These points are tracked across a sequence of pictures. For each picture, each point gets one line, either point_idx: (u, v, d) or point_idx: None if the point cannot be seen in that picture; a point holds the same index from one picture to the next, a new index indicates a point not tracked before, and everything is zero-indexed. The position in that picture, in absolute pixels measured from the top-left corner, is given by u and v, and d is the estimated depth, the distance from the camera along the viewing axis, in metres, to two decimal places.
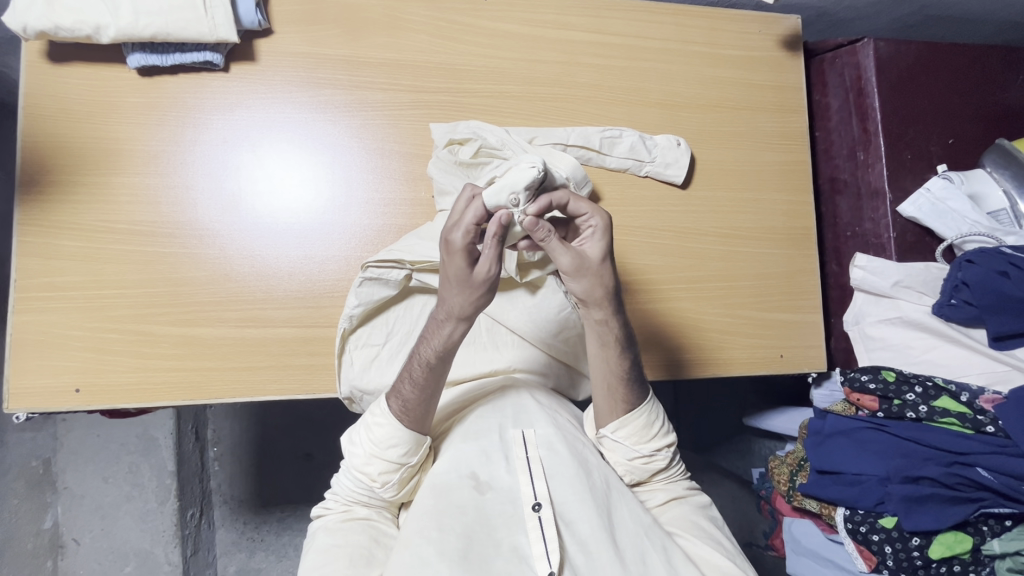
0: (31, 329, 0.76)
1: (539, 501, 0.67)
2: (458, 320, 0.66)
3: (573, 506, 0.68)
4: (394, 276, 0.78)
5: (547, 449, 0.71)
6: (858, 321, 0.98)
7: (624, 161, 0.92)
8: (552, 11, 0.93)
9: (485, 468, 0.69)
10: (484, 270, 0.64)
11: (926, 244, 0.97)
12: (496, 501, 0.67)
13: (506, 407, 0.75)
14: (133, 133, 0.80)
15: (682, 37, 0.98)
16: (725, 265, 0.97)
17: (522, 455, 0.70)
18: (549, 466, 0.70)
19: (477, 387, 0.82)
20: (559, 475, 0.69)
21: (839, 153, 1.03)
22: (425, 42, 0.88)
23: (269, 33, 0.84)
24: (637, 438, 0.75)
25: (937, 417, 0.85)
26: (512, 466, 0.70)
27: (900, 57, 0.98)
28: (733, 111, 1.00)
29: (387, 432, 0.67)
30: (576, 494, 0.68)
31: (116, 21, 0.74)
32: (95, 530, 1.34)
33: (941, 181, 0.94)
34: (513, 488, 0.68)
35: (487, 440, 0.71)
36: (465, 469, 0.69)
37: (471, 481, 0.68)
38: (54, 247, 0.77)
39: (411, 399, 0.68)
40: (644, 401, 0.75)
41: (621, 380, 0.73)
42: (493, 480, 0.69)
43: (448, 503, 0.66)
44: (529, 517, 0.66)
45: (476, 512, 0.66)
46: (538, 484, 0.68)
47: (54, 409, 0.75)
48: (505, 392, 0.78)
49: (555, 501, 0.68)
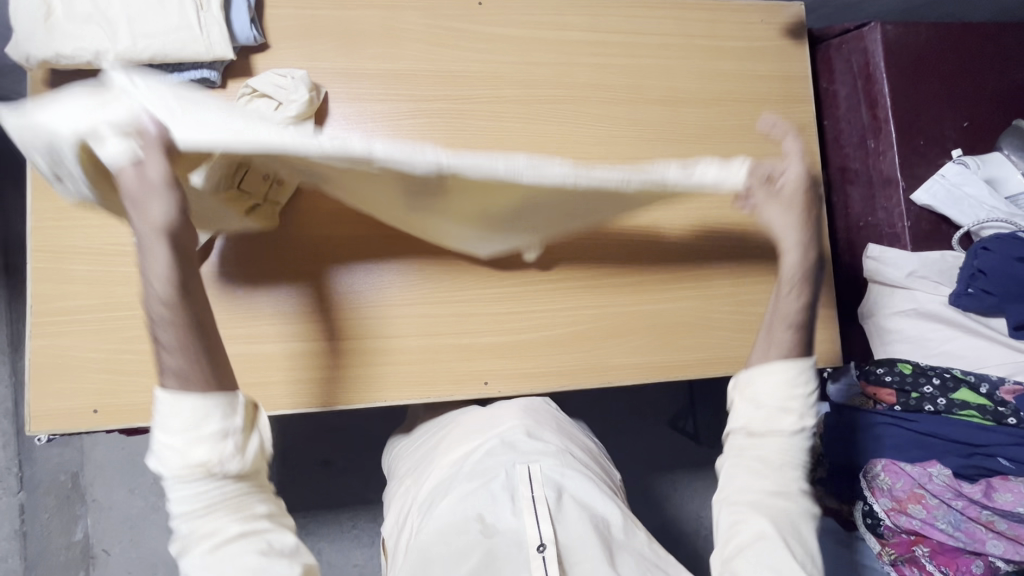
0: (48, 354, 0.77)
1: (544, 542, 0.65)
2: (162, 227, 0.55)
3: (577, 548, 0.66)
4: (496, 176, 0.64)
5: (552, 489, 0.70)
6: (872, 314, 0.95)
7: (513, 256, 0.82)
8: (547, 12, 0.92)
9: (492, 510, 0.69)
10: (154, 170, 0.54)
11: (943, 232, 0.93)
12: (503, 545, 0.66)
13: (512, 445, 0.75)
14: None
15: (683, 31, 0.96)
16: (733, 262, 0.95)
17: (528, 495, 0.69)
18: (555, 509, 0.68)
19: (486, 421, 0.81)
20: (566, 518, 0.68)
21: (849, 142, 1.00)
22: (422, 50, 0.88)
23: (265, 47, 0.84)
24: (764, 468, 0.68)
25: (957, 410, 0.83)
26: (519, 506, 0.68)
27: (909, 41, 0.95)
28: (737, 104, 0.98)
29: (193, 409, 0.56)
30: (582, 535, 0.67)
31: (116, 46, 0.74)
32: (125, 540, 1.37)
33: (956, 167, 0.92)
34: (519, 530, 0.67)
35: (494, 481, 0.71)
36: (471, 511, 0.69)
37: (476, 523, 0.68)
38: (65, 272, 0.78)
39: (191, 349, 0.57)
40: (808, 358, 0.70)
41: (793, 319, 0.72)
42: (499, 523, 0.68)
43: (451, 547, 0.66)
44: (534, 557, 0.64)
45: (482, 556, 0.64)
46: (544, 525, 0.66)
47: (73, 430, 0.77)
48: (508, 432, 0.77)
49: (560, 541, 0.66)
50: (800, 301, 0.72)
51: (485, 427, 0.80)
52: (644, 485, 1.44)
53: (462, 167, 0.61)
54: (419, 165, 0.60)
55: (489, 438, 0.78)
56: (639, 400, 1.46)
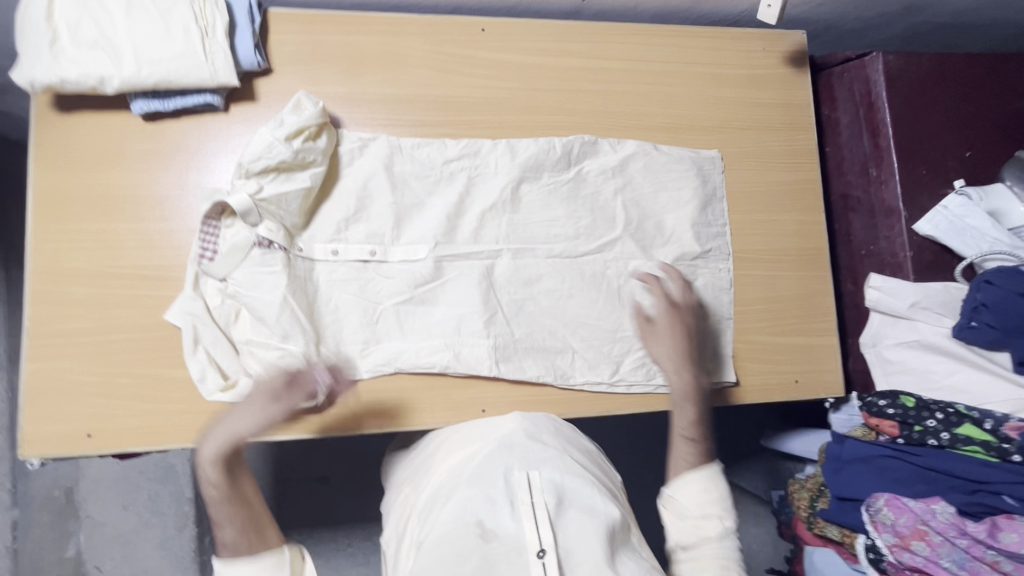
0: (43, 377, 0.77)
1: (544, 547, 0.63)
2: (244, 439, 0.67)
3: (578, 551, 0.64)
4: (548, 381, 0.86)
5: (553, 494, 0.68)
6: (874, 343, 0.94)
7: (541, 370, 0.86)
8: (550, 39, 0.93)
9: (491, 515, 0.66)
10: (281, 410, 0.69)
11: (946, 263, 0.93)
12: (501, 550, 0.63)
13: (511, 449, 0.73)
14: (139, 180, 0.81)
15: (684, 58, 0.97)
16: (734, 289, 0.95)
17: (528, 500, 0.67)
18: (556, 514, 0.66)
19: (485, 428, 0.79)
20: (567, 524, 0.66)
21: (851, 170, 1.00)
22: (423, 76, 0.89)
23: (269, 73, 0.84)
24: (697, 500, 0.70)
25: (961, 445, 0.82)
26: (518, 512, 0.66)
27: (911, 71, 0.95)
28: (739, 130, 0.98)
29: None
30: (584, 540, 0.65)
31: (120, 71, 0.74)
32: (117, 557, 1.35)
33: (958, 198, 0.91)
34: (520, 536, 0.64)
35: (491, 485, 0.68)
36: (471, 516, 0.65)
37: (477, 528, 0.64)
38: (62, 294, 0.78)
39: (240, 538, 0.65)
40: (711, 466, 0.73)
41: (682, 437, 0.76)
42: (498, 528, 0.65)
43: (451, 552, 0.62)
44: (533, 563, 0.62)
45: (481, 562, 0.61)
46: (544, 530, 0.64)
47: (65, 454, 0.76)
48: (508, 435, 0.75)
49: (560, 547, 0.64)
50: (691, 415, 0.77)
51: (484, 435, 0.78)
52: (645, 508, 1.42)
53: (520, 368, 0.86)
54: (483, 365, 0.85)
55: (489, 444, 0.75)
56: (640, 421, 1.45)
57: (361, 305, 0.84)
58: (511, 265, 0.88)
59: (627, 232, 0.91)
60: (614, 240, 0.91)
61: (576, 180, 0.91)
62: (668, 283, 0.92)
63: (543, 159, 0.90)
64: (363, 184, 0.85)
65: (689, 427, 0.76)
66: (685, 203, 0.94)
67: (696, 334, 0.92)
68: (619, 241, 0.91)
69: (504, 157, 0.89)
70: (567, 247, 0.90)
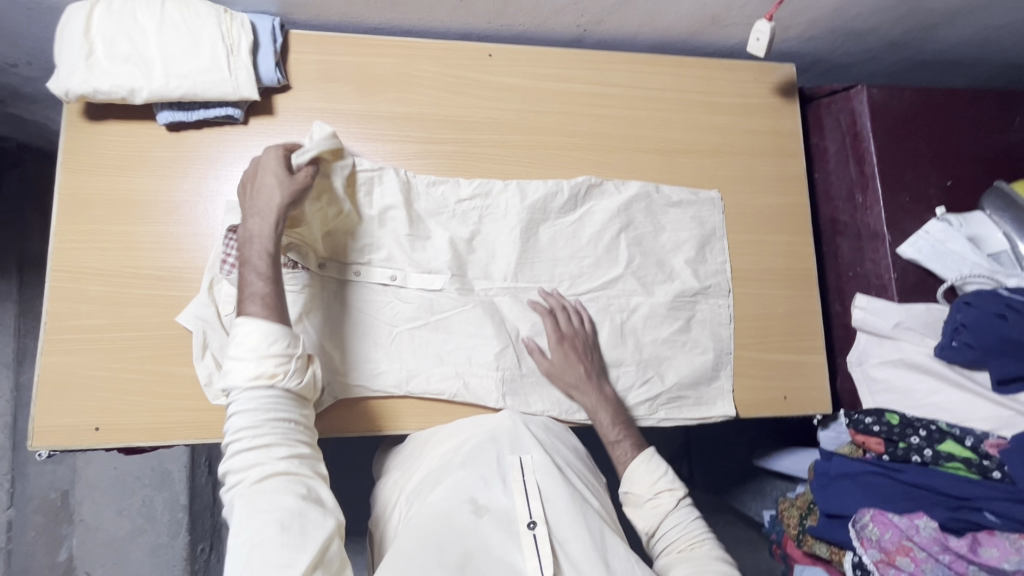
0: (56, 371, 0.79)
1: (534, 519, 0.71)
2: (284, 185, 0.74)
3: (564, 525, 0.72)
4: (553, 414, 0.90)
5: (543, 473, 0.76)
6: (861, 362, 0.98)
7: (547, 404, 0.90)
8: (553, 65, 0.98)
9: (485, 494, 0.73)
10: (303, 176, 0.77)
11: (929, 285, 0.97)
12: (494, 522, 0.71)
13: (500, 437, 0.78)
14: (160, 185, 0.85)
15: (679, 86, 1.02)
16: (726, 306, 0.98)
17: (519, 479, 0.75)
18: (545, 490, 0.75)
19: (472, 421, 0.82)
20: (553, 497, 0.74)
21: (838, 195, 1.05)
22: (432, 96, 0.94)
23: (287, 89, 0.90)
24: (647, 480, 0.85)
25: (943, 461, 0.85)
26: (509, 489, 0.74)
27: (894, 103, 1.01)
28: (731, 155, 1.03)
29: (257, 333, 0.66)
30: (568, 514, 0.72)
31: (150, 83, 0.80)
32: (109, 563, 1.35)
33: (939, 224, 0.95)
34: (511, 509, 0.72)
35: (484, 466, 0.75)
36: (464, 495, 0.72)
37: (470, 506, 0.71)
38: (80, 292, 0.81)
39: (267, 292, 0.70)
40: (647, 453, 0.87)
41: (611, 438, 0.87)
42: (491, 503, 0.72)
43: (445, 530, 0.68)
44: (524, 533, 0.70)
45: (475, 534, 0.69)
46: (534, 504, 0.73)
47: (73, 447, 0.78)
48: (500, 416, 0.82)
49: (548, 520, 0.72)
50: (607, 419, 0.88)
51: (472, 420, 0.82)
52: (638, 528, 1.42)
53: (525, 403, 0.89)
54: (490, 397, 0.88)
55: (474, 431, 0.80)
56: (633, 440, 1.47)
57: (377, 330, 0.87)
58: (516, 298, 0.92)
59: (628, 270, 0.96)
60: (615, 278, 0.95)
61: (581, 220, 0.96)
62: (667, 319, 0.96)
63: (547, 200, 0.94)
64: (385, 215, 0.88)
65: (617, 430, 0.87)
66: (683, 244, 0.98)
67: (696, 368, 0.95)
68: (620, 279, 0.95)
69: (514, 199, 0.93)
70: (569, 284, 0.94)
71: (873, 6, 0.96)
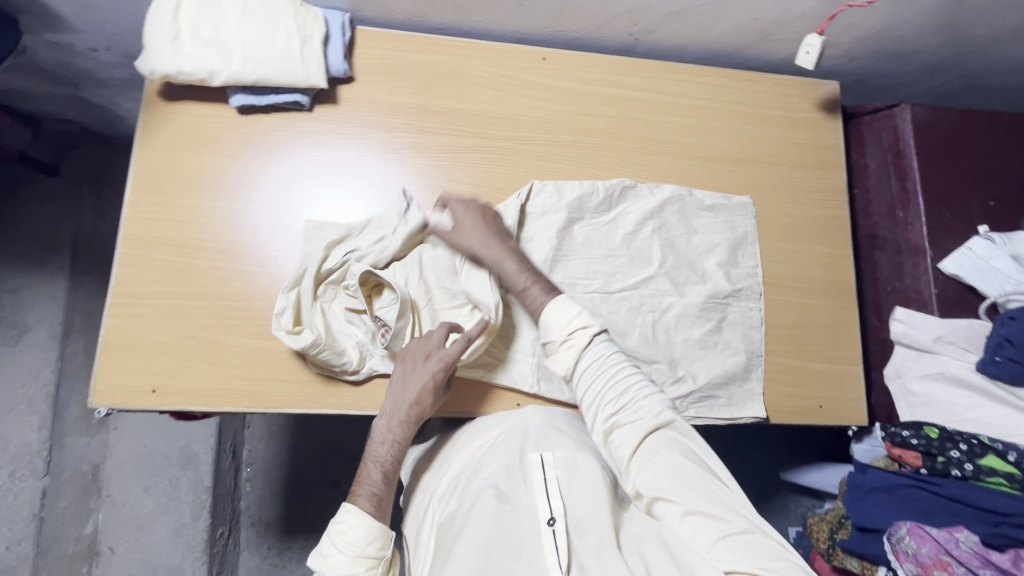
0: (118, 333, 0.83)
1: (554, 516, 0.70)
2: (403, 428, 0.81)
3: (586, 519, 0.70)
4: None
5: (565, 469, 0.76)
6: (899, 375, 0.98)
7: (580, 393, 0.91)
8: (603, 70, 1.02)
9: (507, 486, 0.74)
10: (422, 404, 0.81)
11: (970, 302, 0.97)
12: (514, 515, 0.71)
13: (527, 434, 0.81)
14: (226, 164, 0.90)
15: (724, 97, 1.05)
16: (763, 312, 0.99)
17: (541, 477, 0.75)
18: (566, 486, 0.74)
19: (501, 416, 0.86)
20: (575, 493, 0.73)
21: (877, 211, 1.06)
22: (487, 95, 0.98)
23: (351, 81, 0.94)
24: (560, 323, 0.79)
25: (985, 476, 0.84)
26: (530, 486, 0.75)
27: (937, 122, 1.02)
28: (773, 166, 1.05)
29: (364, 532, 0.76)
30: (589, 509, 0.71)
31: (228, 67, 0.85)
32: (131, 540, 1.37)
33: (981, 241, 0.95)
34: (532, 506, 0.72)
35: (507, 463, 0.77)
36: (487, 488, 0.74)
37: (494, 498, 0.73)
38: (147, 260, 0.85)
39: (381, 495, 0.80)
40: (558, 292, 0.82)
41: (519, 285, 0.85)
42: (513, 498, 0.73)
43: (472, 521, 0.71)
44: (544, 529, 0.69)
45: (498, 527, 0.70)
46: (555, 501, 0.72)
47: (129, 407, 0.82)
48: (527, 416, 0.83)
49: (569, 514, 0.71)
50: (524, 274, 0.85)
51: (501, 419, 0.85)
52: None
53: (560, 389, 0.90)
54: (525, 380, 0.89)
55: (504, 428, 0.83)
56: None
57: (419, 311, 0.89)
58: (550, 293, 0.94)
59: (662, 270, 0.97)
60: (649, 277, 0.97)
61: (614, 220, 0.98)
62: (701, 320, 0.97)
63: (582, 199, 0.97)
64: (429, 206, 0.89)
65: (525, 276, 0.85)
66: (715, 246, 1.00)
67: (729, 369, 0.96)
68: (655, 278, 0.97)
69: (550, 197, 0.96)
70: (603, 283, 0.96)
71: (921, 28, 0.98)
